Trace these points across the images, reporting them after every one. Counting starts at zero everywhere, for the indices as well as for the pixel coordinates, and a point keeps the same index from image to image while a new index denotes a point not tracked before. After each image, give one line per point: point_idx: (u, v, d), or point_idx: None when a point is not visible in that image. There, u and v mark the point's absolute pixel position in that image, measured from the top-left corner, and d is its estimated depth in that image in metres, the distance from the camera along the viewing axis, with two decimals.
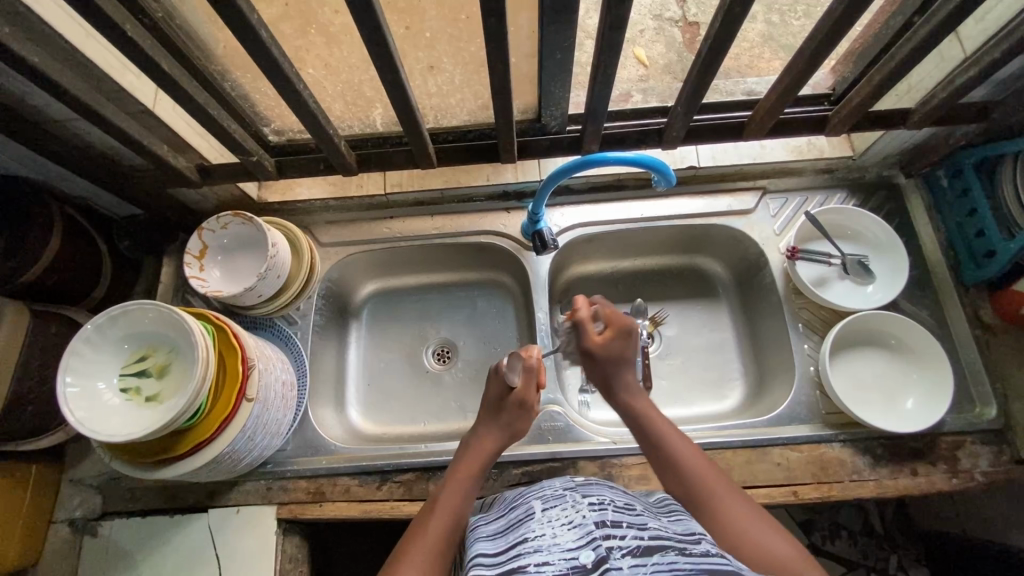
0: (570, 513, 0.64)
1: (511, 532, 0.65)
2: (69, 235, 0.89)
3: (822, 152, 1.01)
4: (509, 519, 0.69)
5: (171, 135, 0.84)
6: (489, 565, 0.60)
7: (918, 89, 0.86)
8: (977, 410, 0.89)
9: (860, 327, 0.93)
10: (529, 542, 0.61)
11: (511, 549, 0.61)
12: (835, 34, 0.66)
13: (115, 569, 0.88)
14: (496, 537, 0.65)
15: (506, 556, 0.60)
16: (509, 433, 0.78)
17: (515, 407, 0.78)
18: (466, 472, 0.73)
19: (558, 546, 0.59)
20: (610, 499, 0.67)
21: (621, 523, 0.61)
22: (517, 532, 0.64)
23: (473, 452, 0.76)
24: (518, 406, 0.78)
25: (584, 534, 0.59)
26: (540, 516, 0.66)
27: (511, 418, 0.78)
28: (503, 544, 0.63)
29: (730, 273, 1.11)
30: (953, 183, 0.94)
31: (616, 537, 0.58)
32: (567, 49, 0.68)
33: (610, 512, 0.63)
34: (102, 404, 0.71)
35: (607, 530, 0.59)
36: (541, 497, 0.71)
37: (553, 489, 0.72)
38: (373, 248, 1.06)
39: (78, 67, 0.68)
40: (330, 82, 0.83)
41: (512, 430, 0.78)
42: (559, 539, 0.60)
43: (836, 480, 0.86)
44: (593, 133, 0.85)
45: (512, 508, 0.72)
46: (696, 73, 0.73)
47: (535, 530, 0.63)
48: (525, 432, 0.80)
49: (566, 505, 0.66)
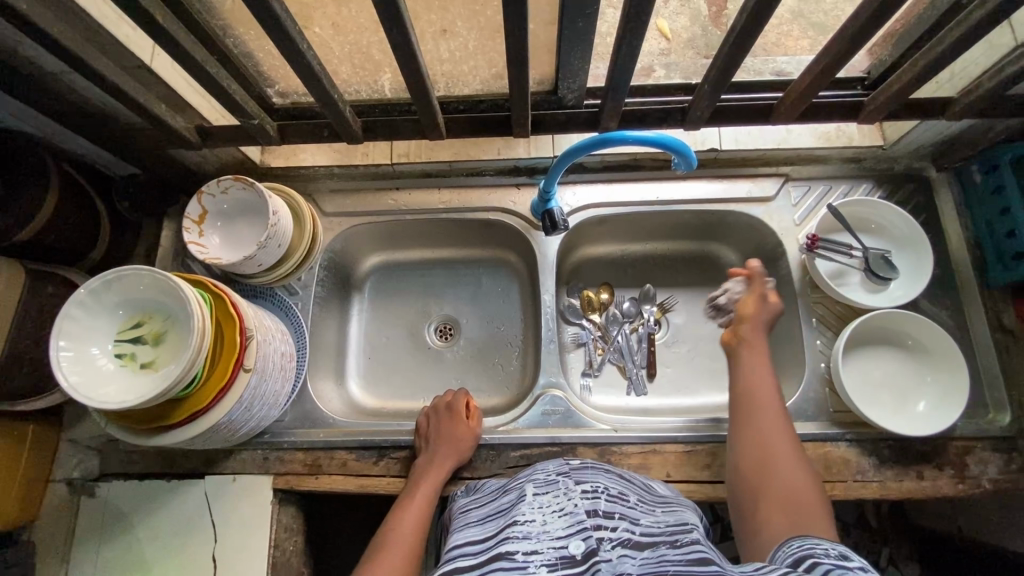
0: (563, 501, 0.64)
1: (501, 517, 0.66)
2: (66, 193, 0.87)
3: (850, 139, 0.97)
4: (499, 506, 0.70)
5: (169, 93, 0.80)
6: (474, 552, 0.59)
7: (961, 77, 0.81)
8: (989, 415, 0.87)
9: (877, 325, 0.90)
10: (517, 527, 0.60)
11: (499, 534, 0.61)
12: (885, 12, 0.60)
13: (113, 529, 0.89)
14: (485, 523, 0.66)
15: (492, 542, 0.59)
16: (462, 451, 0.86)
17: (455, 426, 0.87)
18: (422, 500, 0.81)
19: (547, 533, 0.58)
20: (604, 487, 0.67)
21: (614, 516, 0.61)
22: (508, 516, 0.65)
23: (427, 479, 0.83)
24: (462, 426, 0.88)
25: (574, 524, 0.58)
26: (532, 501, 0.66)
27: (463, 445, 0.86)
28: (491, 530, 0.63)
29: (744, 261, 1.07)
30: (987, 180, 0.89)
31: (606, 529, 0.57)
32: (590, 17, 0.63)
33: (604, 502, 0.63)
34: (96, 369, 0.69)
35: (599, 520, 0.59)
36: (534, 482, 0.71)
37: (545, 474, 0.72)
38: (377, 221, 1.03)
39: (70, 17, 0.64)
40: (337, 43, 0.78)
41: (458, 448, 0.86)
42: (549, 526, 0.59)
43: (840, 479, 0.84)
44: (613, 109, 0.80)
45: (506, 491, 0.73)
46: (726, 51, 0.68)
47: (525, 515, 0.62)
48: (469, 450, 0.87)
49: (558, 492, 0.66)
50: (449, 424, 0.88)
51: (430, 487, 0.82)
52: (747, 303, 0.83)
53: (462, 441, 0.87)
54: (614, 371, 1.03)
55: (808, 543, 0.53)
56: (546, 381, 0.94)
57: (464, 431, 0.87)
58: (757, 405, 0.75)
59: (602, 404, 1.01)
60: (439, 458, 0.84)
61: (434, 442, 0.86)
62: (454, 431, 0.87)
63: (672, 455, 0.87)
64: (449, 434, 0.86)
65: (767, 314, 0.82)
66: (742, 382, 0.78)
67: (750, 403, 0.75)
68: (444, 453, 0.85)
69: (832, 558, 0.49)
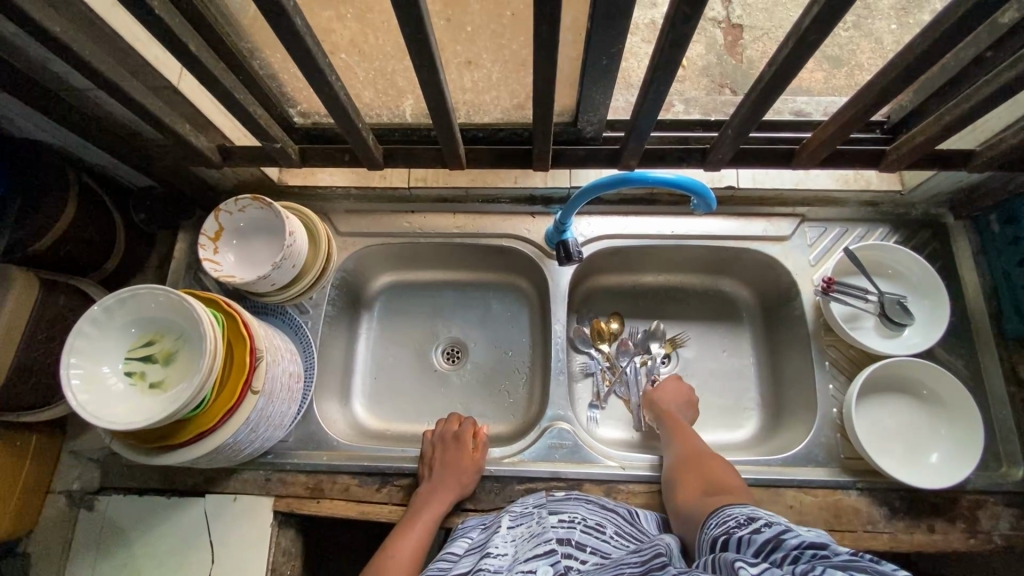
0: (535, 530, 0.67)
1: (478, 553, 0.68)
2: (84, 205, 0.87)
3: (868, 183, 0.96)
4: (479, 542, 0.72)
5: (193, 112, 0.80)
6: None
7: (983, 129, 0.81)
8: (1003, 469, 0.86)
9: (891, 372, 0.89)
10: (489, 561, 0.63)
11: (473, 568, 0.64)
12: (913, 69, 0.61)
13: (108, 545, 0.88)
14: (464, 558, 0.69)
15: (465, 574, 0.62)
16: (462, 483, 0.85)
17: (457, 452, 0.87)
18: (422, 529, 0.80)
19: (516, 563, 0.60)
20: (579, 520, 0.68)
21: (585, 547, 0.62)
22: (483, 550, 0.67)
23: (430, 510, 0.82)
24: (463, 455, 0.87)
25: (541, 548, 0.61)
26: (505, 533, 0.69)
27: (465, 478, 0.85)
28: (467, 566, 0.65)
29: (756, 298, 1.07)
30: (1005, 230, 0.89)
31: (575, 558, 0.59)
32: (615, 55, 0.63)
33: (577, 533, 0.64)
34: (107, 388, 0.69)
35: (569, 549, 0.60)
36: (511, 515, 0.75)
37: (523, 507, 0.76)
38: (392, 242, 1.03)
39: (102, 38, 0.64)
40: (361, 69, 0.79)
41: (461, 483, 0.85)
42: (517, 557, 0.61)
43: (850, 529, 0.83)
44: (634, 149, 0.80)
45: (491, 525, 0.76)
46: (752, 98, 0.68)
47: (498, 550, 0.65)
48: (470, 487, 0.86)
49: (531, 523, 0.70)
50: (453, 452, 0.87)
51: (429, 517, 0.81)
52: (662, 389, 0.96)
53: (462, 475, 0.85)
54: (621, 404, 1.03)
55: (725, 516, 0.57)
56: (554, 413, 0.93)
57: (467, 464, 0.86)
58: (694, 441, 0.84)
59: (608, 437, 1.00)
60: (439, 488, 0.83)
61: (436, 469, 0.85)
62: (455, 459, 0.86)
63: None
64: (451, 463, 0.85)
65: (681, 397, 0.95)
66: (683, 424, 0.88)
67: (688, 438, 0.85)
68: (444, 484, 0.83)
69: (740, 523, 0.53)
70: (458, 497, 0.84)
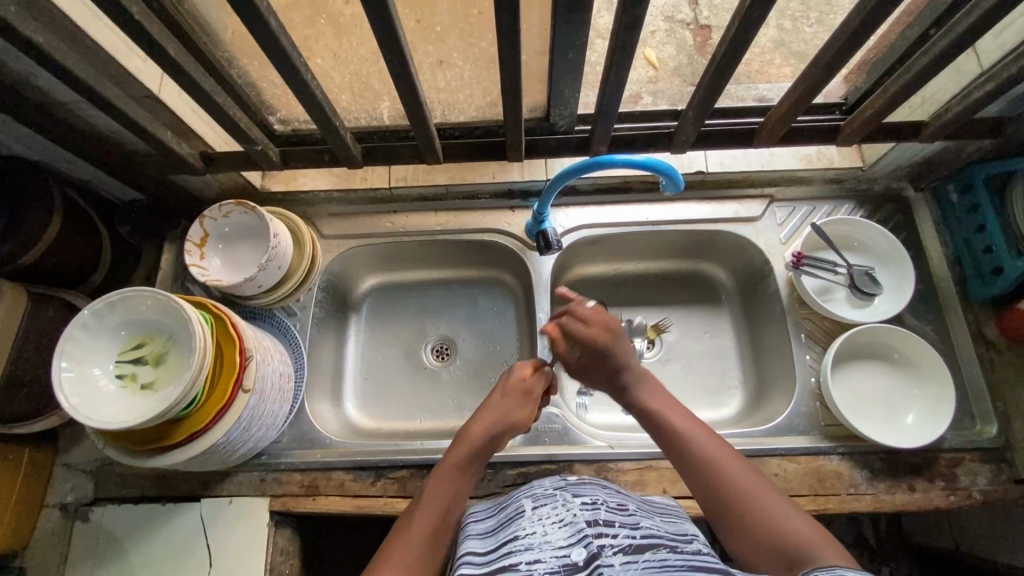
0: (562, 512, 0.61)
1: (501, 530, 0.63)
2: (69, 217, 0.89)
3: (830, 161, 1.01)
4: (497, 521, 0.66)
5: (175, 120, 0.82)
6: (478, 564, 0.57)
7: (931, 102, 0.86)
8: (977, 427, 0.89)
9: (863, 339, 0.92)
10: (519, 541, 0.59)
11: (499, 551, 0.58)
12: (854, 42, 0.65)
13: (103, 555, 0.88)
14: (487, 536, 0.62)
15: (496, 554, 0.58)
16: (507, 423, 0.75)
17: (520, 393, 0.77)
18: (454, 471, 0.70)
19: (549, 544, 0.57)
20: (602, 499, 0.64)
21: (614, 522, 0.59)
22: (507, 530, 0.62)
23: (465, 446, 0.72)
24: (523, 395, 0.77)
25: (575, 532, 0.57)
26: (530, 515, 0.63)
27: (514, 414, 0.76)
28: (491, 543, 0.60)
29: (733, 279, 1.10)
30: (962, 198, 0.93)
31: (608, 536, 0.57)
32: (579, 48, 0.66)
33: (603, 510, 0.61)
34: (98, 389, 0.70)
35: (600, 529, 0.58)
36: (531, 497, 0.67)
37: (543, 489, 0.68)
38: (376, 242, 1.06)
39: (83, 48, 0.67)
40: (338, 73, 0.82)
41: (509, 417, 0.75)
42: (551, 537, 0.58)
43: (834, 492, 0.86)
44: (603, 135, 0.84)
45: (501, 508, 0.68)
46: (708, 80, 0.72)
47: (525, 528, 0.60)
48: (524, 422, 0.76)
49: (556, 504, 0.63)
50: (512, 390, 0.77)
51: (464, 453, 0.71)
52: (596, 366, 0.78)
53: (509, 407, 0.76)
54: None
55: None
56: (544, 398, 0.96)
57: (515, 394, 0.77)
58: (693, 430, 0.71)
59: (599, 422, 1.02)
60: (476, 420, 0.74)
61: (483, 403, 0.78)
62: (513, 396, 0.77)
63: (669, 471, 0.88)
64: (498, 399, 0.77)
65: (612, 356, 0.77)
66: (647, 401, 0.76)
67: (674, 427, 0.72)
68: (481, 418, 0.74)
69: None
70: (504, 431, 0.74)
